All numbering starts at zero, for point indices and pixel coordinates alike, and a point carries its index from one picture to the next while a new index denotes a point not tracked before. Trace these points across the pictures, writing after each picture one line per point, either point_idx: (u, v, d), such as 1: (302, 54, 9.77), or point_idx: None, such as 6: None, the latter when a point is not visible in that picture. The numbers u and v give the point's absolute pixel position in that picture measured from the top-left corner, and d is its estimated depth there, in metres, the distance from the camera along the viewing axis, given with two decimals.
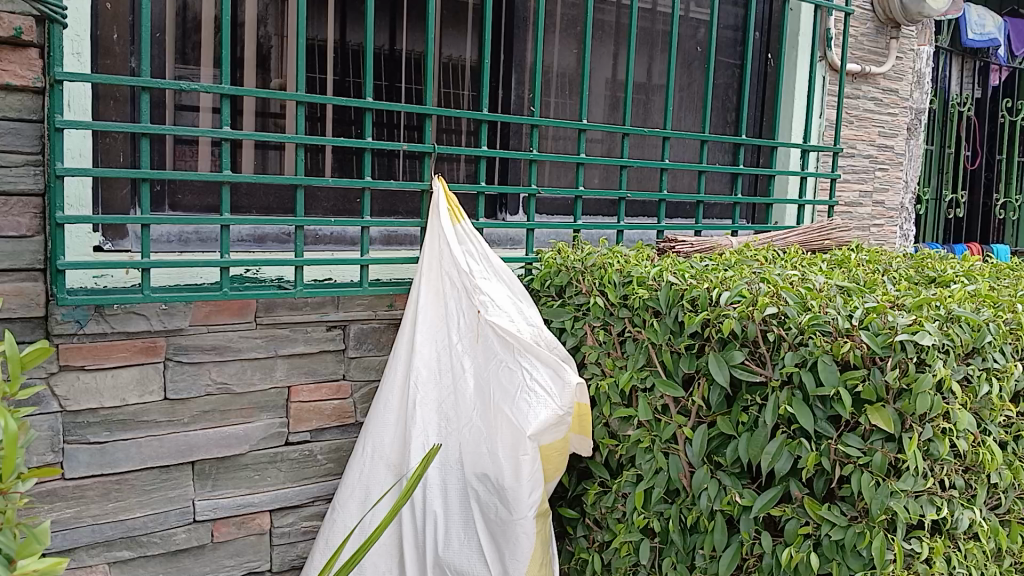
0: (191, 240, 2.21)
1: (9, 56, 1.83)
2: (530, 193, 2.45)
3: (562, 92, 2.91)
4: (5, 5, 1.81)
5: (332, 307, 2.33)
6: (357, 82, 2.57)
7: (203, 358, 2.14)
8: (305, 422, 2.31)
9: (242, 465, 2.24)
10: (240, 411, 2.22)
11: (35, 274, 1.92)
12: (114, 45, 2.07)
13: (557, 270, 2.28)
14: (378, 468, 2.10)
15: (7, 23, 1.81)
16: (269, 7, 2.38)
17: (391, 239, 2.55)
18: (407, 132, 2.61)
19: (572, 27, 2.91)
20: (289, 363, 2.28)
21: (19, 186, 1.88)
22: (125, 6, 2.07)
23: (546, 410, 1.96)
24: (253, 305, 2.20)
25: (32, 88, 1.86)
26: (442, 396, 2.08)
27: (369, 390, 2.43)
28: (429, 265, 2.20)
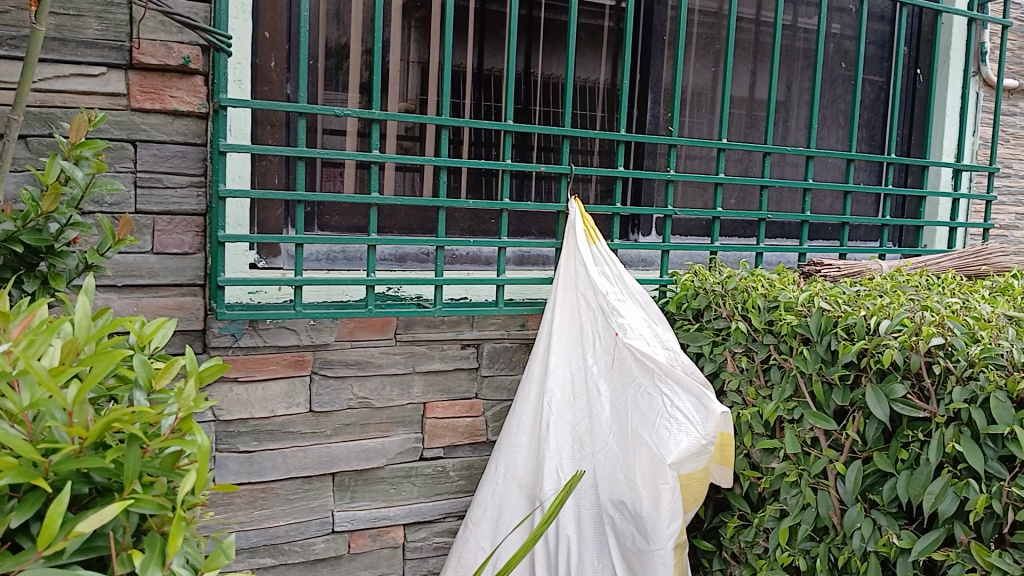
0: (338, 258, 2.29)
1: (177, 84, 1.95)
2: (667, 215, 2.40)
3: (698, 112, 2.86)
4: (176, 35, 1.93)
5: (467, 326, 2.35)
6: (493, 105, 2.60)
7: (346, 373, 2.20)
8: (439, 438, 2.34)
9: (379, 479, 2.28)
10: (379, 425, 2.27)
11: (195, 289, 2.03)
12: (271, 72, 2.17)
13: (694, 293, 2.23)
14: (511, 488, 2.10)
15: (176, 53, 1.92)
16: (411, 33, 2.45)
17: (525, 260, 2.56)
18: (541, 153, 2.62)
19: (711, 46, 2.86)
20: (425, 380, 2.32)
21: (184, 206, 1.99)
22: (283, 35, 2.16)
23: (689, 439, 1.89)
24: (394, 322, 2.25)
25: (197, 113, 1.97)
26: (576, 419, 2.07)
27: (501, 409, 2.43)
28: (565, 285, 2.19)
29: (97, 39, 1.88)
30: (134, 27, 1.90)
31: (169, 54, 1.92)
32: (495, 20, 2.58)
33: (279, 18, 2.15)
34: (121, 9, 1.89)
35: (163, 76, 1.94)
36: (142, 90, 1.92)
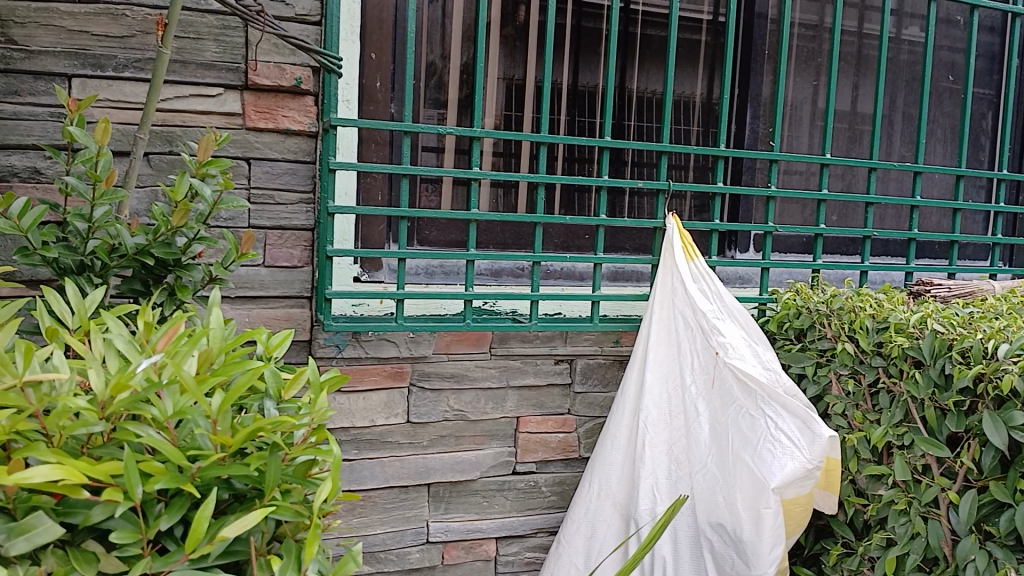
0: (436, 272, 2.35)
1: (289, 104, 2.03)
2: (767, 231, 2.36)
3: (796, 127, 2.81)
4: (289, 57, 2.01)
5: (561, 341, 2.36)
6: (588, 121, 2.61)
7: (443, 385, 2.24)
8: (531, 453, 2.35)
9: (473, 491, 2.31)
10: (473, 438, 2.30)
11: (302, 301, 2.10)
12: (377, 92, 2.24)
13: (797, 312, 2.18)
14: (605, 507, 2.09)
15: (289, 74, 2.01)
16: (509, 51, 2.48)
17: (619, 276, 2.55)
18: (635, 169, 2.61)
19: (813, 59, 2.81)
20: (519, 395, 2.33)
21: (293, 221, 2.06)
22: (388, 56, 2.23)
23: (794, 463, 1.87)
24: (489, 335, 2.28)
25: (308, 132, 2.05)
26: (673, 438, 2.05)
27: (594, 426, 2.42)
28: (662, 302, 2.17)
29: (214, 61, 1.97)
30: (249, 49, 1.99)
31: (282, 75, 2.01)
32: (591, 37, 2.59)
33: (384, 40, 2.22)
34: (237, 32, 1.98)
35: (276, 97, 2.02)
36: (257, 110, 2.01)
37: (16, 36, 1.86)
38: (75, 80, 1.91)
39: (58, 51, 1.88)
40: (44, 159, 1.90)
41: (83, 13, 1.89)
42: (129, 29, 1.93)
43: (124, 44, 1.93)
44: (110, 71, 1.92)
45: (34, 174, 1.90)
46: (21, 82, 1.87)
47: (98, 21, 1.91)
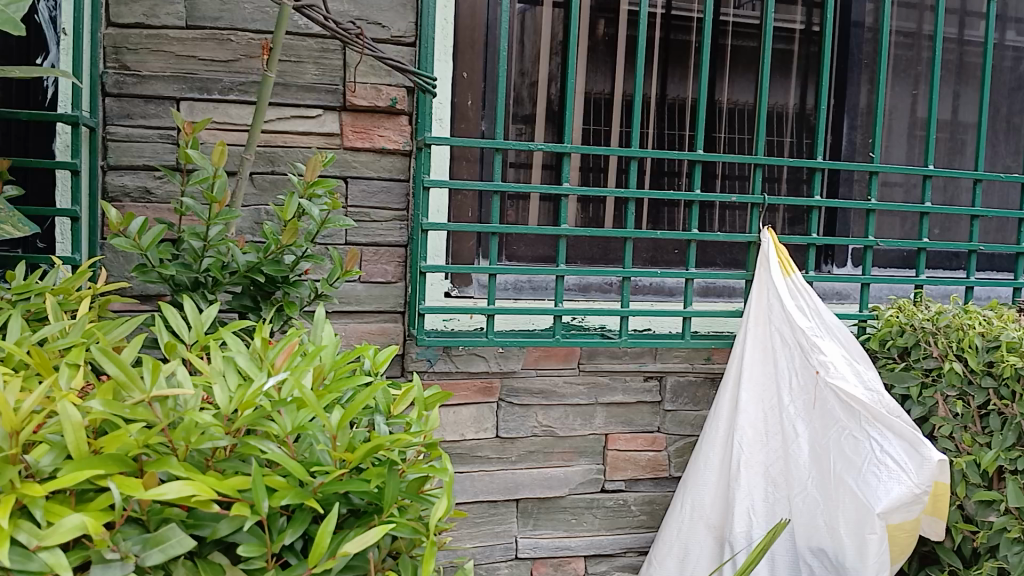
0: (524, 288, 2.35)
1: (385, 124, 2.07)
2: (867, 245, 2.28)
3: (893, 138, 2.72)
4: (385, 78, 2.06)
5: (650, 358, 2.33)
6: (676, 134, 2.58)
7: (531, 401, 2.24)
8: (621, 470, 2.32)
9: (561, 508, 2.30)
10: (562, 454, 2.28)
11: (395, 316, 2.14)
12: (468, 110, 2.26)
13: (899, 330, 2.09)
14: (698, 528, 2.05)
15: (385, 95, 2.05)
16: (597, 66, 2.47)
17: (710, 291, 2.50)
18: (725, 182, 2.56)
19: (911, 68, 2.72)
20: (608, 412, 2.31)
21: (387, 238, 2.10)
22: (479, 75, 2.26)
23: (901, 487, 1.84)
24: (578, 351, 2.27)
25: (402, 151, 2.09)
26: (770, 460, 1.99)
27: (685, 444, 2.37)
28: (757, 317, 2.10)
29: (314, 83, 2.03)
30: (347, 71, 2.04)
31: (378, 96, 2.05)
32: (680, 49, 2.56)
33: (476, 59, 2.25)
34: (336, 54, 2.03)
35: (372, 117, 2.06)
36: (354, 131, 2.05)
37: (129, 62, 1.95)
38: (183, 103, 1.98)
39: (167, 75, 1.97)
40: (153, 179, 1.98)
41: (191, 39, 1.97)
42: (234, 53, 2.00)
43: (229, 68, 2.00)
44: (216, 94, 1.99)
45: (145, 194, 1.98)
46: (133, 105, 1.96)
47: (205, 46, 1.98)
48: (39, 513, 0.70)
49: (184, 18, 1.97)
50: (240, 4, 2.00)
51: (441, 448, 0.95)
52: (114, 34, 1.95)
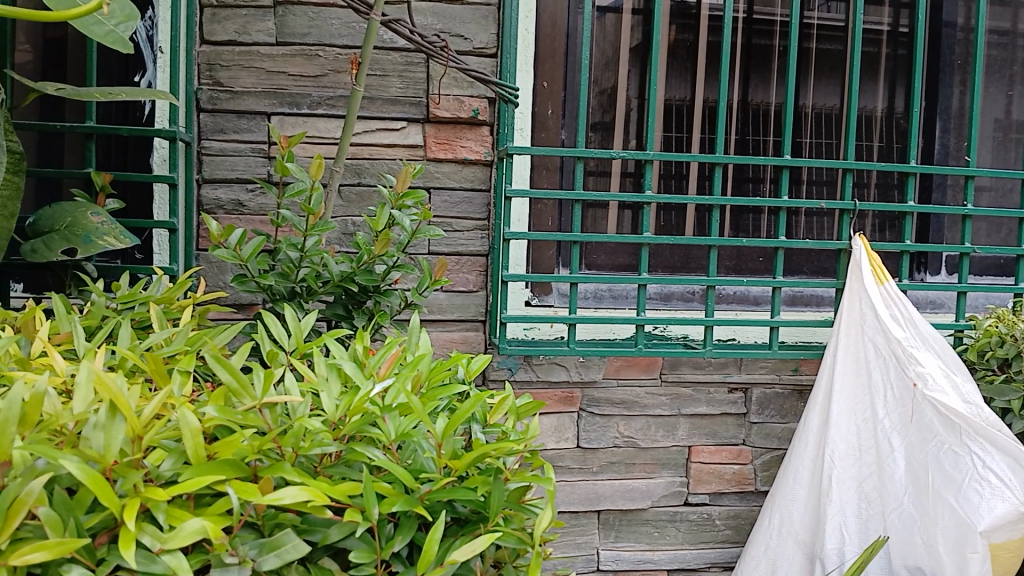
0: (604, 296, 2.32)
1: (467, 135, 2.09)
2: (964, 252, 2.19)
3: (988, 141, 2.62)
4: (468, 89, 2.07)
5: (735, 369, 2.27)
6: (759, 140, 2.52)
7: (613, 412, 2.22)
8: (705, 483, 2.28)
9: (644, 520, 2.27)
10: (644, 466, 2.25)
11: (477, 325, 2.15)
12: (548, 119, 2.24)
13: (999, 341, 2.00)
14: (787, 544, 1.99)
15: (468, 106, 2.07)
16: (678, 72, 2.43)
17: (797, 300, 2.44)
18: (812, 187, 2.50)
19: (1007, 68, 2.61)
20: (691, 423, 2.27)
21: (469, 247, 2.11)
22: (559, 84, 2.24)
23: (1005, 505, 1.75)
24: (660, 361, 2.24)
25: (484, 161, 2.10)
26: (862, 474, 1.93)
27: (771, 458, 2.31)
28: (849, 327, 2.04)
29: (399, 96, 2.05)
30: (430, 83, 2.06)
31: (461, 107, 2.07)
32: (762, 53, 2.51)
33: (556, 69, 2.23)
34: (419, 67, 2.05)
35: (455, 128, 2.08)
36: (437, 142, 2.07)
37: (222, 79, 2.02)
38: (273, 118, 2.04)
39: (259, 91, 2.02)
40: (245, 191, 2.04)
41: (281, 55, 2.03)
42: (322, 68, 2.04)
43: (317, 82, 2.04)
44: (305, 108, 2.04)
45: (237, 207, 2.03)
46: (226, 120, 2.02)
47: (294, 62, 2.03)
48: (162, 516, 0.69)
49: (274, 35, 2.02)
50: (327, 20, 2.04)
51: (541, 458, 0.95)
52: (208, 52, 2.01)
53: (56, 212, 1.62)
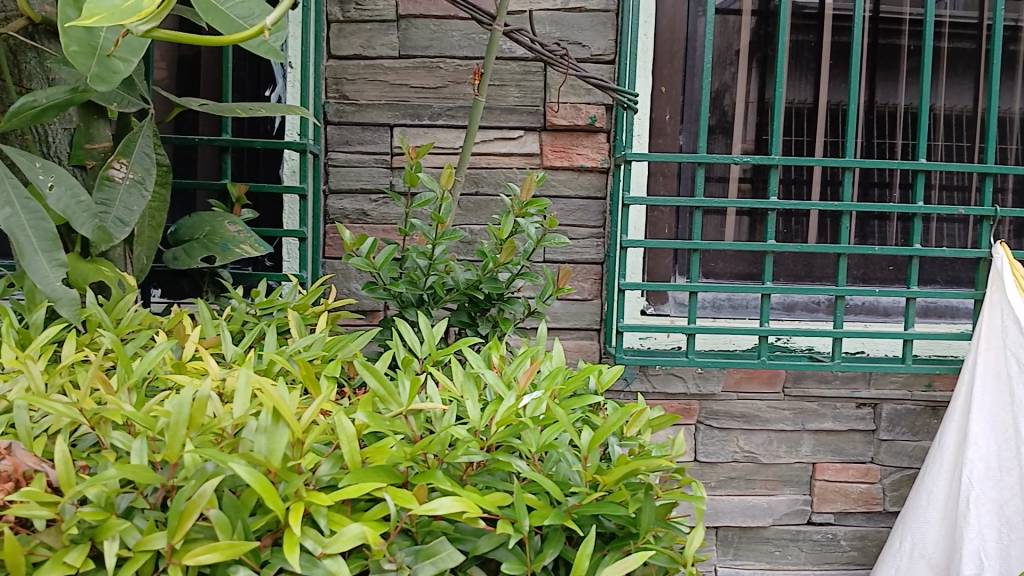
0: (724, 306, 2.25)
1: (584, 143, 2.07)
2: None
3: None
4: (585, 97, 2.06)
5: (863, 384, 2.17)
6: (887, 143, 2.41)
7: (733, 425, 2.16)
8: (829, 502, 2.19)
9: (764, 538, 2.19)
10: (765, 482, 2.18)
11: (592, 334, 2.12)
12: (666, 125, 2.19)
13: None
14: (918, 567, 1.90)
15: (585, 113, 2.05)
16: (800, 74, 2.35)
17: (930, 311, 2.32)
18: (945, 193, 2.37)
19: None
20: (816, 440, 2.18)
21: (585, 255, 2.10)
22: (678, 88, 2.18)
23: None
24: (783, 374, 2.17)
25: (601, 169, 2.08)
26: (1003, 496, 1.81)
27: (901, 477, 2.19)
28: (989, 338, 1.92)
29: (517, 105, 2.06)
30: (548, 92, 2.06)
31: (578, 115, 2.05)
32: (890, 54, 2.40)
33: (675, 73, 2.18)
34: (538, 76, 2.05)
35: (572, 135, 2.07)
36: (554, 150, 2.07)
37: (347, 92, 2.07)
38: (396, 129, 2.08)
39: (382, 103, 2.07)
40: (369, 201, 2.10)
41: (404, 68, 2.07)
42: (443, 79, 2.07)
43: (438, 93, 2.08)
44: (426, 120, 2.07)
45: (362, 216, 2.09)
46: (352, 133, 2.08)
47: (416, 74, 2.07)
48: (323, 520, 0.70)
49: (397, 48, 2.06)
50: (448, 32, 2.07)
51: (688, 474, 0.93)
52: (334, 66, 2.07)
53: (196, 221, 1.70)
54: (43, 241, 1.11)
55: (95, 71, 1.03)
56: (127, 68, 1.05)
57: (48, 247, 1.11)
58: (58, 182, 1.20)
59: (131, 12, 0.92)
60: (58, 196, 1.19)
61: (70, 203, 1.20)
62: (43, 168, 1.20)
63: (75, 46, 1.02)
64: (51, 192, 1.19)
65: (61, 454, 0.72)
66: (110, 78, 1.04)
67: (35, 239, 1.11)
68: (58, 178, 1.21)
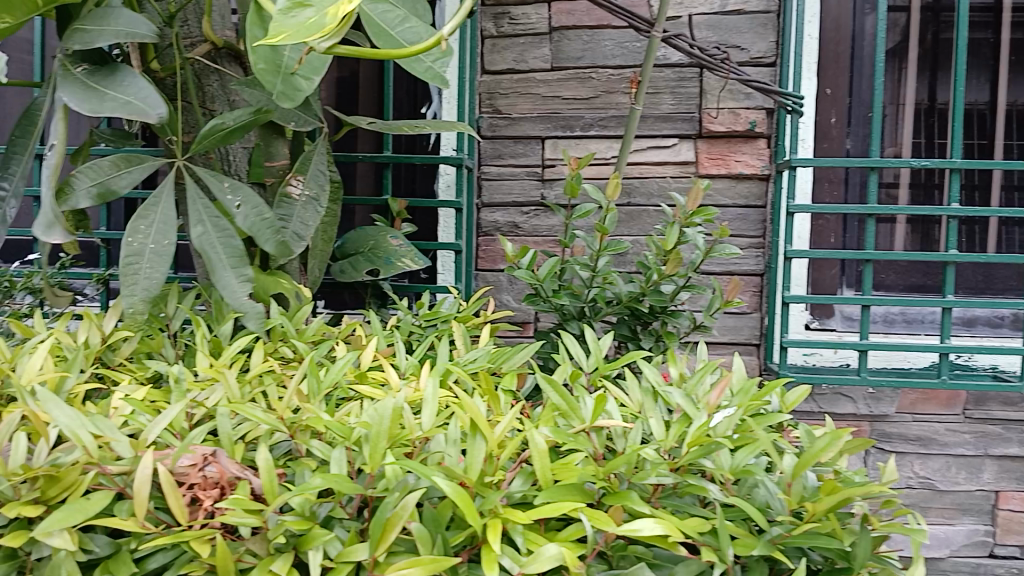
0: (896, 321, 2.11)
1: (743, 149, 1.98)
2: None
3: None
4: (744, 101, 1.97)
5: None
6: None
7: (906, 449, 2.02)
8: (1015, 534, 2.00)
9: (940, 571, 2.03)
10: (941, 511, 2.02)
11: (750, 349, 2.02)
12: (832, 128, 2.08)
13: None
14: None
15: (744, 118, 1.96)
16: (975, 72, 2.17)
17: None
18: None
19: None
20: (999, 466, 2.00)
21: (743, 267, 2.01)
22: (845, 89, 2.06)
23: None
24: (963, 395, 2.00)
25: (762, 176, 1.97)
26: None
27: None
28: None
29: (671, 112, 2.00)
30: (704, 98, 1.99)
31: (737, 120, 1.97)
32: None
33: (841, 74, 2.07)
34: (693, 82, 1.99)
35: (730, 142, 1.99)
36: (710, 158, 1.99)
37: (500, 106, 2.08)
38: (548, 141, 2.07)
39: (535, 116, 2.06)
40: (521, 214, 2.09)
41: (556, 80, 2.05)
42: (595, 90, 2.04)
43: (590, 104, 2.05)
44: (578, 130, 2.05)
45: (513, 229, 2.09)
46: (504, 146, 2.09)
47: (568, 86, 2.05)
48: (520, 538, 0.69)
49: (550, 60, 2.05)
50: (601, 42, 2.03)
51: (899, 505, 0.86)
52: (488, 81, 2.09)
53: (361, 235, 1.74)
54: (232, 257, 1.18)
55: (280, 89, 1.06)
56: (309, 86, 1.09)
57: (237, 262, 1.17)
58: (245, 202, 1.26)
59: (315, 29, 0.89)
60: (245, 215, 1.25)
61: (256, 222, 1.25)
62: (232, 187, 1.26)
63: (262, 64, 1.04)
64: (239, 211, 1.25)
65: (264, 463, 0.73)
66: (293, 96, 1.08)
67: (225, 255, 1.18)
68: (244, 198, 1.26)
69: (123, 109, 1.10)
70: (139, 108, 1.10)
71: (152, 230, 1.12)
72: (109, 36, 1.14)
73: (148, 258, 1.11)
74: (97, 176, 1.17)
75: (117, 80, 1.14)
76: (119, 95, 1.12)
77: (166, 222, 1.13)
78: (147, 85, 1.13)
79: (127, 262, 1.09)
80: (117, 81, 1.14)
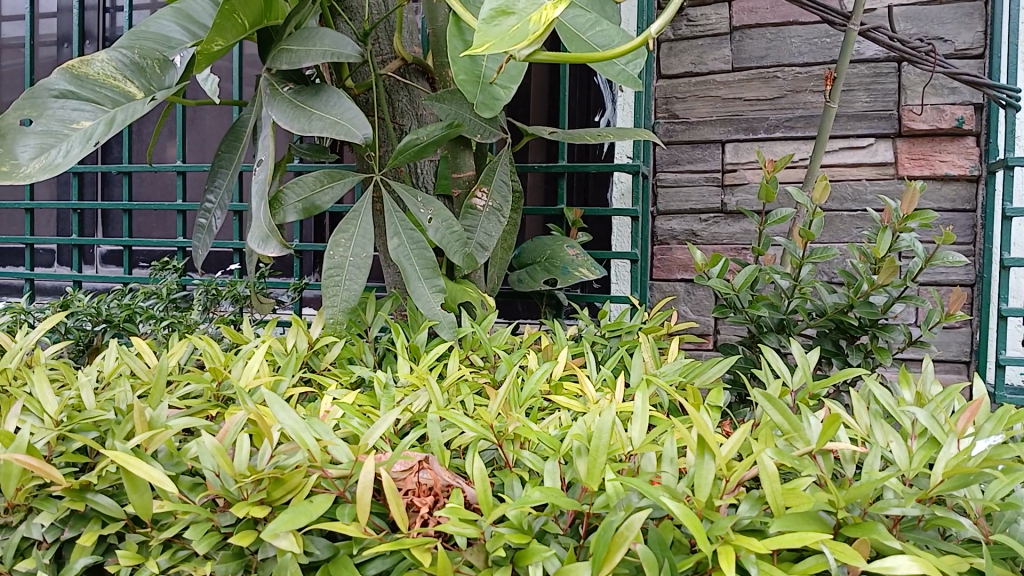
0: None
1: (948, 148, 1.83)
2: None
3: None
4: (949, 96, 1.82)
5: None
6: None
7: None
8: None
9: None
10: None
11: (958, 366, 1.86)
12: None
13: None
14: None
15: (950, 115, 1.81)
16: None
17: None
18: None
19: None
20: None
21: (951, 277, 1.85)
22: None
23: None
24: None
25: (970, 177, 1.81)
26: None
27: None
28: None
29: (866, 111, 1.88)
30: (903, 94, 1.85)
31: (941, 117, 1.82)
32: None
33: None
34: (891, 77, 1.86)
35: (933, 141, 1.84)
36: (912, 158, 1.85)
37: (678, 111, 2.02)
38: (729, 145, 1.99)
39: (715, 119, 1.99)
40: (699, 221, 2.02)
41: (737, 81, 1.97)
42: (781, 89, 1.94)
43: (775, 105, 1.95)
44: (762, 133, 1.95)
45: (692, 237, 2.03)
46: (681, 151, 2.03)
47: (751, 86, 1.96)
48: (754, 569, 0.63)
49: (731, 61, 1.97)
50: (787, 39, 1.94)
51: None
52: (665, 86, 2.03)
53: (538, 245, 1.72)
54: (424, 269, 1.19)
55: (480, 99, 1.07)
56: (507, 95, 1.08)
57: (428, 274, 1.19)
58: (437, 215, 1.27)
59: (521, 37, 0.87)
60: (437, 228, 1.26)
61: (446, 235, 1.26)
62: (425, 201, 1.28)
63: (464, 74, 1.05)
64: (431, 223, 1.26)
65: (480, 472, 0.71)
66: (493, 106, 1.08)
67: (418, 267, 1.19)
68: (436, 211, 1.27)
69: (329, 129, 1.12)
70: (344, 128, 1.12)
71: (352, 242, 1.15)
72: (316, 57, 1.17)
73: (349, 269, 1.14)
74: (304, 192, 1.21)
75: (321, 98, 1.17)
76: (326, 115, 1.14)
77: (365, 235, 1.16)
78: (352, 104, 1.15)
79: (330, 273, 1.13)
80: (324, 101, 1.16)
